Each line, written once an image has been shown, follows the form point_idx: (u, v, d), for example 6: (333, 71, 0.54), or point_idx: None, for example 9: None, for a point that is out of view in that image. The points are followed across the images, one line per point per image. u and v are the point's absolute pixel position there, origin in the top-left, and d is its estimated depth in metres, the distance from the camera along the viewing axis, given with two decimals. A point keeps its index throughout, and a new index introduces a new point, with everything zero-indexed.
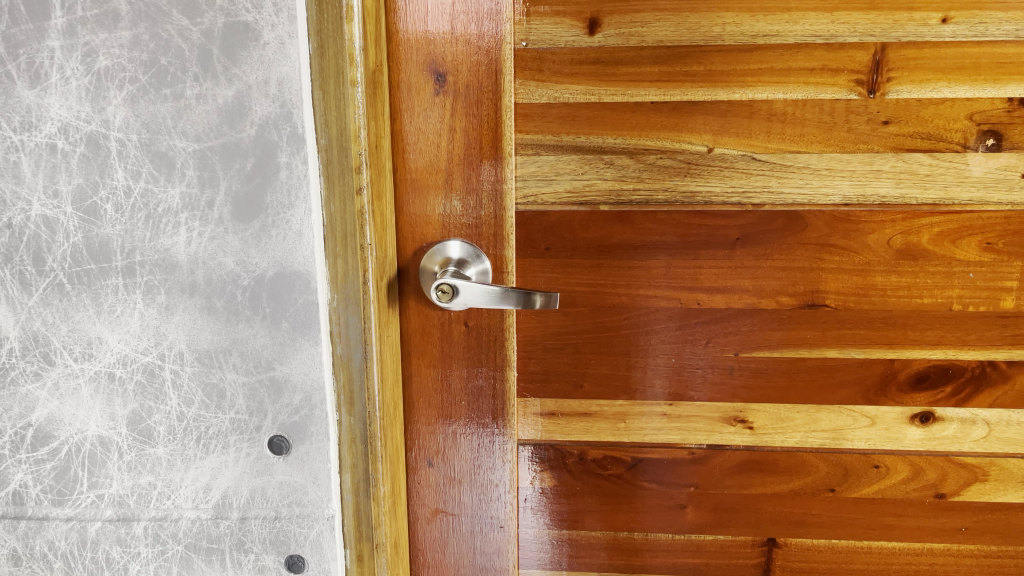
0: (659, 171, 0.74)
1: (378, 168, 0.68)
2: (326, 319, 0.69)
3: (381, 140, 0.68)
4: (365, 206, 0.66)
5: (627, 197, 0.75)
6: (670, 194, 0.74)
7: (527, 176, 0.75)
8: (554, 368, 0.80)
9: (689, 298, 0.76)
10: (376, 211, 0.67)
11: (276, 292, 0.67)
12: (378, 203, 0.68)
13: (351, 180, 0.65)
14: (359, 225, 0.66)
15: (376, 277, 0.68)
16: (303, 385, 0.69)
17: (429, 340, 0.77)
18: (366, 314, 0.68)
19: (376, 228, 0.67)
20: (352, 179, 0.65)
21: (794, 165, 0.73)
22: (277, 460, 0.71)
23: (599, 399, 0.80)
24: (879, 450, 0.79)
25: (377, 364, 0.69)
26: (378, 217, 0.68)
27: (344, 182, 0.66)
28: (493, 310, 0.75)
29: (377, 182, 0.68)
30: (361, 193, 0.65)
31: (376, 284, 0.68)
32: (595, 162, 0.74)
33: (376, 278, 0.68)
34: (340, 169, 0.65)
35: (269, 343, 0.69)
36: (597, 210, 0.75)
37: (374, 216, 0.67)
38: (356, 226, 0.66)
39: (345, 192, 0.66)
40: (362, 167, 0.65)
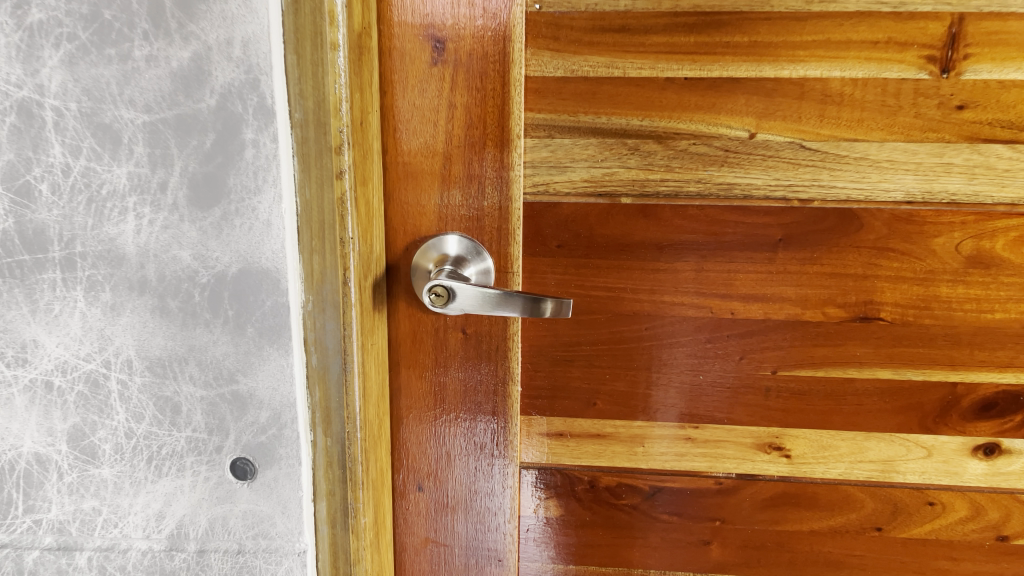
0: (691, 159, 0.63)
1: (361, 149, 0.58)
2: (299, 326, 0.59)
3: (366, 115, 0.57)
4: (346, 192, 0.55)
5: (653, 188, 0.64)
6: (703, 186, 0.64)
7: (538, 162, 0.65)
8: (563, 383, 0.69)
9: (722, 307, 0.66)
10: (360, 199, 0.57)
11: (239, 292, 0.57)
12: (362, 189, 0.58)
13: (330, 162, 0.55)
14: (340, 216, 0.56)
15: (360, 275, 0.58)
16: (271, 401, 0.59)
17: (421, 348, 0.68)
18: (347, 318, 0.57)
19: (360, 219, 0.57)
20: (331, 162, 0.55)
21: (850, 155, 0.62)
22: (240, 487, 0.61)
23: (614, 420, 0.70)
24: (935, 485, 0.69)
25: (359, 377, 0.59)
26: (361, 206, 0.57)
27: (321, 164, 0.55)
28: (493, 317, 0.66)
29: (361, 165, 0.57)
30: (342, 178, 0.55)
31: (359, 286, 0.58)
32: (617, 147, 0.63)
33: (359, 277, 0.58)
34: (318, 148, 0.55)
35: (232, 352, 0.58)
36: (617, 202, 0.65)
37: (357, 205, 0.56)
38: (336, 216, 0.56)
39: (322, 176, 0.55)
40: (343, 146, 0.54)
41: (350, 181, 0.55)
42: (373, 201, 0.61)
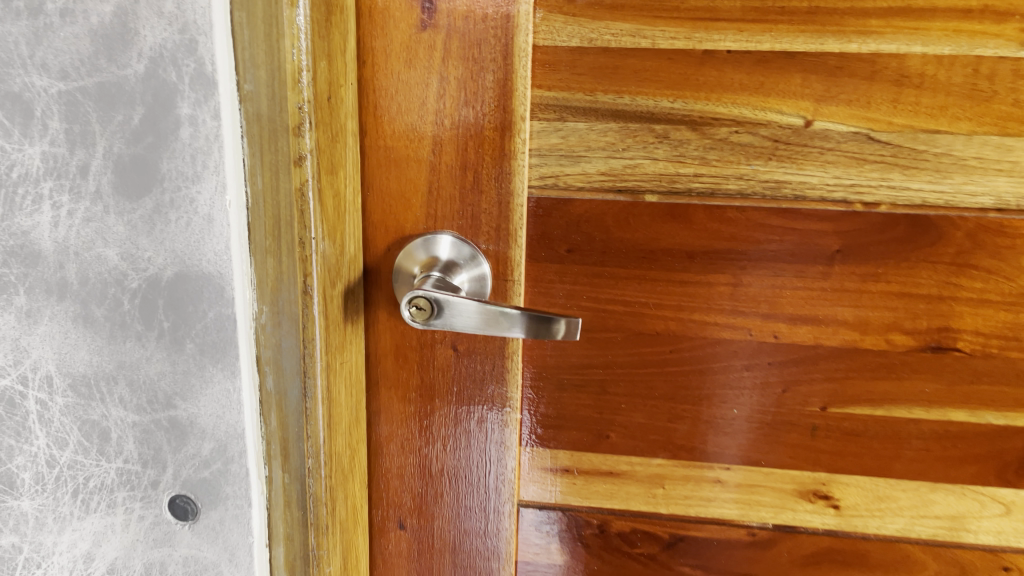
0: (732, 150, 0.52)
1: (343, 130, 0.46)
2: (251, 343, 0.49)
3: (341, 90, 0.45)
4: (307, 182, 0.44)
5: (684, 184, 0.53)
6: (745, 183, 0.53)
7: (547, 150, 0.54)
8: (571, 412, 0.59)
9: (764, 328, 0.55)
10: (330, 190, 0.46)
11: (175, 300, 0.47)
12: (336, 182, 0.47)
13: (288, 144, 0.44)
14: (299, 212, 0.45)
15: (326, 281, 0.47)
16: (215, 431, 0.50)
17: (405, 365, 0.58)
18: (310, 334, 0.47)
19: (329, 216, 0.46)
20: (287, 142, 0.44)
21: (930, 151, 0.50)
22: (180, 528, 0.52)
23: (630, 456, 0.59)
24: (1012, 548, 0.58)
25: (325, 402, 0.48)
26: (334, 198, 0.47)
27: (278, 147, 0.45)
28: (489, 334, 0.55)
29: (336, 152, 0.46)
30: (302, 165, 0.44)
31: (324, 298, 0.47)
32: (642, 134, 0.52)
33: (323, 286, 0.47)
34: (272, 125, 0.44)
35: (168, 371, 0.49)
36: (641, 200, 0.54)
37: (322, 198, 0.45)
38: (294, 210, 0.45)
39: (277, 161, 0.45)
40: (304, 124, 0.43)
41: (312, 168, 0.44)
42: (346, 193, 0.51)
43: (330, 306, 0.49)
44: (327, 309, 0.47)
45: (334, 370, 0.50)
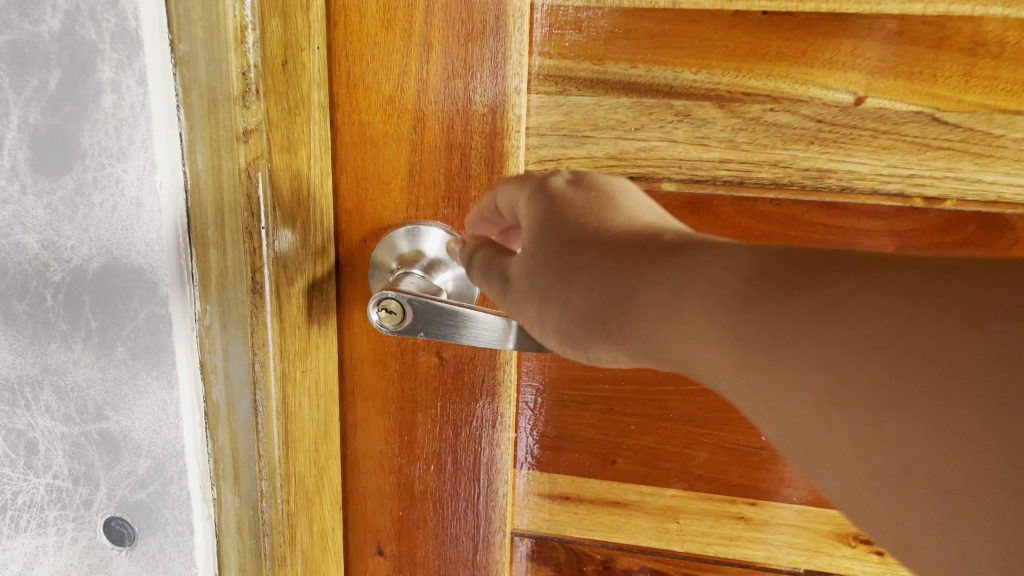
0: (768, 132, 0.43)
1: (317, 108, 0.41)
2: (194, 347, 0.43)
3: (304, 54, 0.39)
4: (258, 157, 0.39)
5: (708, 171, 0.45)
6: (783, 171, 0.44)
7: (547, 129, 0.46)
8: (572, 431, 0.51)
9: None
10: (282, 164, 0.40)
11: (103, 296, 0.41)
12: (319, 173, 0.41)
13: (229, 116, 0.38)
14: (247, 197, 0.39)
15: (280, 279, 0.41)
16: (151, 449, 0.43)
17: (382, 373, 0.50)
18: (261, 336, 0.42)
19: (281, 198, 0.41)
20: (228, 114, 0.38)
21: (1007, 135, 0.41)
22: (118, 554, 0.46)
23: (640, 485, 0.51)
24: None
25: (279, 414, 0.43)
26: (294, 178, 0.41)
27: (220, 119, 0.38)
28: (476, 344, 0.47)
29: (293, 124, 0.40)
30: (246, 143, 0.39)
31: (278, 296, 0.42)
32: (659, 110, 0.44)
33: (276, 281, 0.41)
34: (212, 95, 0.38)
35: (98, 378, 0.42)
36: (657, 188, 0.45)
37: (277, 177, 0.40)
38: (239, 194, 0.39)
39: (219, 135, 0.38)
40: (250, 93, 0.38)
41: (260, 143, 0.39)
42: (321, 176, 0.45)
43: (291, 310, 0.42)
44: (282, 310, 0.42)
45: (299, 379, 0.44)
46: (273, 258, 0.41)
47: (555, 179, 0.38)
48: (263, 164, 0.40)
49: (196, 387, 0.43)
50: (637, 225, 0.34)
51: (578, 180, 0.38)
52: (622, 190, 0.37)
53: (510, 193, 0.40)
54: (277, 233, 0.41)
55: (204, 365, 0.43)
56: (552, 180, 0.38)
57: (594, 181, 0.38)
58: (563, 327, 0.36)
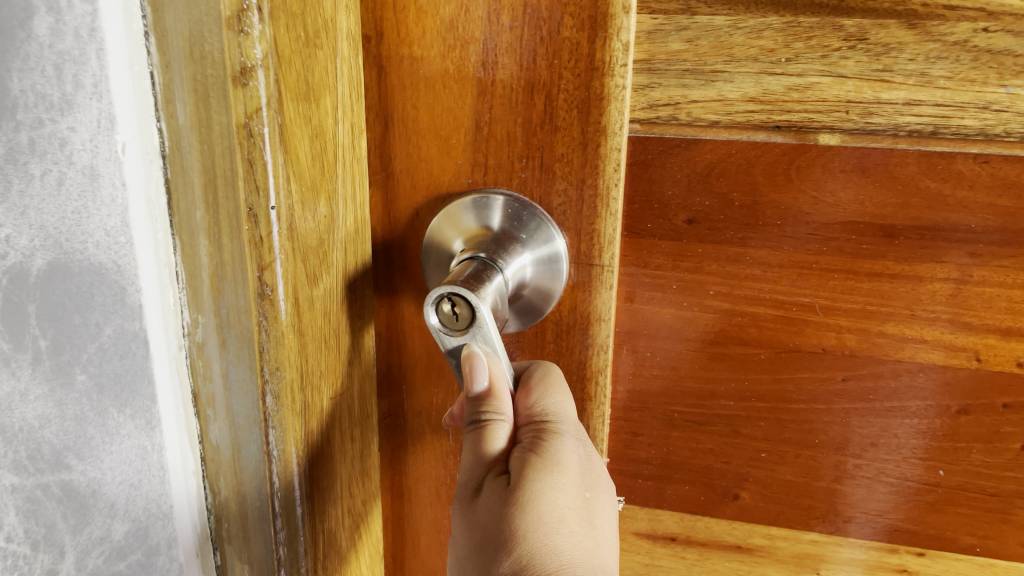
0: (979, 61, 0.31)
1: (340, 45, 0.31)
2: (184, 373, 0.34)
3: None
4: (263, 99, 0.29)
5: (887, 118, 0.32)
6: (994, 118, 0.32)
7: (661, 62, 0.33)
8: (683, 456, 0.40)
9: (1001, 353, 0.35)
10: (293, 116, 0.30)
11: (53, 309, 0.27)
12: (342, 138, 0.32)
13: (220, 46, 0.27)
14: (247, 162, 0.29)
15: (299, 275, 0.32)
16: (134, 513, 0.32)
17: (440, 383, 0.40)
18: (277, 360, 0.32)
19: (300, 165, 0.31)
20: (218, 43, 0.27)
21: None
22: None
23: (769, 525, 0.41)
24: None
25: (302, 452, 0.34)
26: (315, 135, 0.31)
27: (207, 50, 0.28)
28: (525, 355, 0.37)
29: (310, 63, 0.30)
30: (244, 89, 0.28)
31: (295, 303, 0.32)
32: (823, 33, 0.32)
33: (290, 282, 0.31)
34: (195, 19, 0.28)
35: (58, 414, 0.28)
36: (812, 141, 0.34)
37: (288, 130, 0.30)
38: (235, 158, 0.29)
39: (206, 74, 0.28)
40: (251, 12, 0.27)
41: (266, 86, 0.28)
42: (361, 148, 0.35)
43: (312, 325, 0.33)
44: (302, 323, 0.32)
45: (322, 411, 0.35)
46: (287, 250, 0.31)
47: (560, 449, 0.33)
48: (271, 118, 0.29)
49: (190, 422, 0.35)
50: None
51: (578, 466, 0.33)
52: (599, 515, 0.34)
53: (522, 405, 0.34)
54: (292, 214, 0.31)
55: (198, 395, 0.35)
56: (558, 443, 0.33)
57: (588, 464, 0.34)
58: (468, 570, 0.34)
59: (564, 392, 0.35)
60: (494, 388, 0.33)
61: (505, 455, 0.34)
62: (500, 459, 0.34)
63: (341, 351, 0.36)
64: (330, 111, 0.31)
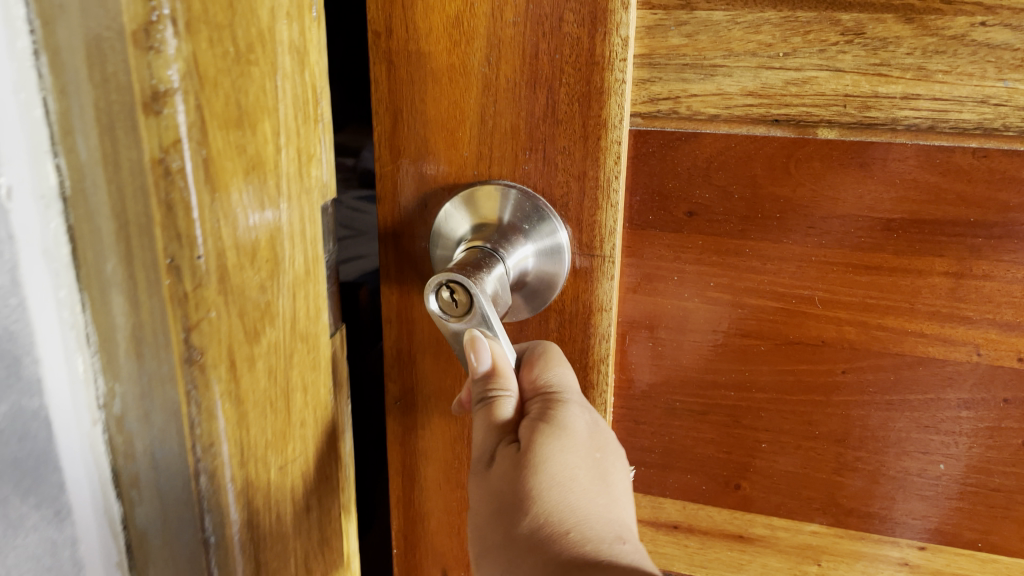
0: (977, 55, 0.31)
1: (280, 58, 0.28)
2: (100, 455, 0.29)
3: None
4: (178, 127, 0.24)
5: (885, 113, 0.32)
6: (993, 111, 0.32)
7: (661, 57, 0.34)
8: (686, 445, 0.41)
9: (1002, 348, 0.35)
10: (235, 147, 0.26)
11: None
12: (296, 175, 0.30)
13: (125, 68, 0.23)
14: (164, 208, 0.24)
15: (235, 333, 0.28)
16: None
17: (448, 369, 0.41)
18: (212, 435, 0.28)
19: (263, 201, 0.28)
20: (123, 67, 0.23)
21: None
22: None
23: (771, 516, 0.41)
24: None
25: (242, 536, 0.30)
26: (252, 165, 0.27)
27: (109, 70, 0.23)
28: (532, 344, 0.37)
29: (242, 81, 0.26)
30: (157, 118, 0.23)
31: (230, 367, 0.28)
32: (820, 28, 0.32)
33: (226, 345, 0.27)
34: (95, 33, 0.23)
35: None
36: (811, 135, 0.34)
37: (223, 161, 0.26)
38: (150, 204, 0.24)
39: (110, 100, 0.23)
40: (160, 25, 0.23)
41: (184, 109, 0.24)
42: (313, 186, 0.32)
43: (273, 386, 0.30)
44: (241, 390, 0.28)
45: (269, 482, 0.31)
46: (222, 307, 0.27)
47: (570, 415, 0.34)
48: (192, 150, 0.24)
49: (109, 508, 0.30)
50: (602, 542, 0.31)
51: (589, 431, 0.34)
52: (614, 476, 0.34)
53: (526, 377, 0.35)
54: (223, 258, 0.26)
55: (118, 474, 0.30)
56: (567, 410, 0.34)
57: (597, 429, 0.35)
58: (480, 540, 0.34)
59: (565, 366, 0.36)
60: (496, 369, 0.34)
61: (513, 426, 0.35)
62: (509, 431, 0.35)
63: (303, 407, 0.33)
64: (269, 136, 0.28)
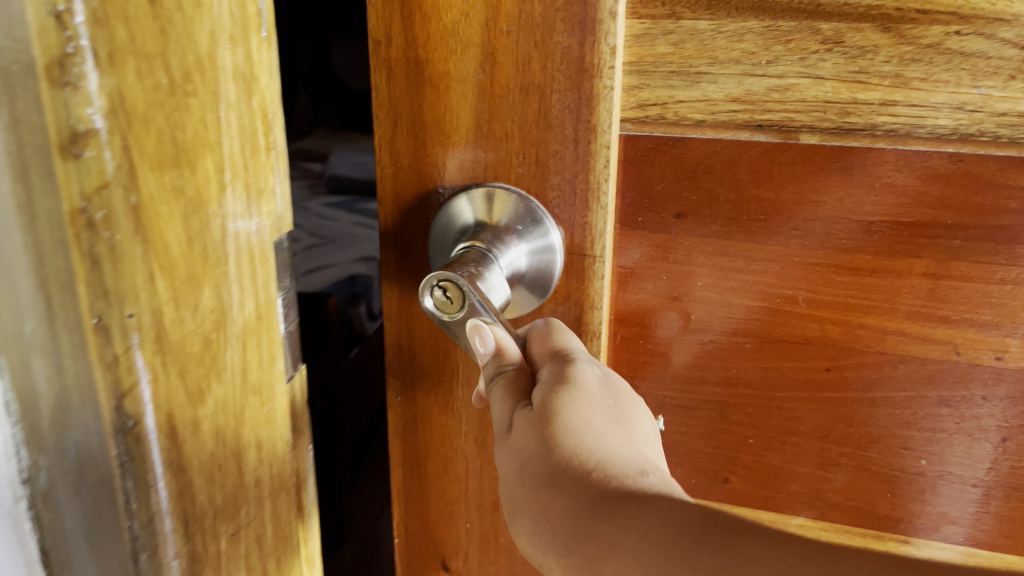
0: (951, 63, 0.32)
1: (224, 85, 0.28)
2: (25, 534, 0.30)
3: None
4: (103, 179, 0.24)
5: (863, 118, 0.34)
6: (968, 117, 0.33)
7: (648, 66, 0.35)
8: (676, 438, 0.42)
9: (979, 347, 0.36)
10: (171, 189, 0.26)
11: None
12: (248, 210, 0.30)
13: (40, 108, 0.23)
14: (90, 264, 0.25)
15: (172, 401, 0.29)
16: None
17: (446, 364, 0.42)
18: (150, 511, 0.29)
19: (206, 244, 0.28)
20: (42, 115, 0.23)
21: None
22: None
23: (758, 509, 0.42)
24: None
25: None
26: (192, 206, 0.27)
27: (20, 108, 0.24)
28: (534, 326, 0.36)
29: (178, 115, 0.26)
30: (79, 162, 0.24)
31: (166, 434, 0.29)
32: (800, 37, 0.33)
33: (164, 410, 0.28)
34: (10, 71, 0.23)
35: None
36: (794, 140, 0.35)
37: (156, 208, 0.26)
38: (74, 258, 0.25)
39: (23, 144, 0.24)
40: (77, 64, 0.23)
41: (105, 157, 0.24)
42: (267, 226, 0.32)
43: (222, 451, 0.31)
44: (183, 456, 0.29)
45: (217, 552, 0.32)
46: (159, 372, 0.28)
47: (583, 370, 0.32)
48: (116, 197, 0.25)
49: None
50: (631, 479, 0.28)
51: (602, 382, 0.32)
52: (634, 423, 0.32)
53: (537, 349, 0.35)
54: (160, 315, 0.27)
55: (49, 552, 0.31)
56: (577, 366, 0.33)
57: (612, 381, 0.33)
58: (513, 506, 0.31)
59: (571, 334, 0.35)
60: (505, 350, 0.34)
61: (529, 393, 0.34)
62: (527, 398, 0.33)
63: (258, 465, 0.33)
64: (212, 172, 0.28)
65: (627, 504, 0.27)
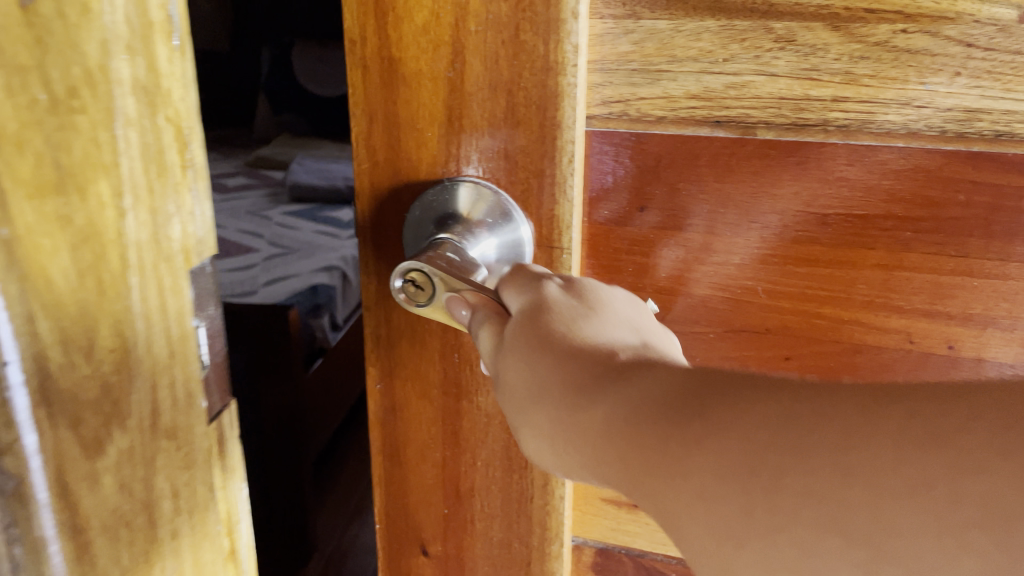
0: (898, 60, 0.33)
1: (121, 99, 0.25)
2: None
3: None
4: None
5: (817, 114, 0.35)
6: (916, 112, 0.34)
7: (611, 65, 0.37)
8: None
9: (932, 336, 0.38)
10: (54, 219, 0.22)
11: None
12: (146, 227, 0.26)
13: None
14: None
15: (68, 456, 0.24)
16: None
17: (421, 353, 0.44)
18: None
19: (101, 275, 0.25)
20: None
21: None
22: None
23: None
24: None
25: None
26: (81, 236, 0.23)
27: None
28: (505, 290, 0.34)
29: (60, 134, 0.22)
30: None
31: (60, 501, 0.24)
32: (754, 36, 0.34)
33: (54, 467, 0.24)
34: None
35: None
36: (751, 136, 0.36)
37: (39, 233, 0.22)
38: None
39: None
40: None
41: None
42: (178, 249, 0.28)
43: (129, 504, 0.27)
44: (79, 518, 0.25)
45: None
46: (45, 426, 0.23)
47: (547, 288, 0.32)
48: None
49: None
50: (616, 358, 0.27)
51: (568, 289, 0.32)
52: (612, 315, 0.31)
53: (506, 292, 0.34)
54: (46, 358, 0.23)
55: None
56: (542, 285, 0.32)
57: (581, 287, 0.32)
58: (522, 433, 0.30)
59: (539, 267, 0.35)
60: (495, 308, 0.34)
61: None
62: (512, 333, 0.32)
63: (174, 515, 0.29)
64: (108, 195, 0.24)
65: (609, 389, 0.25)
